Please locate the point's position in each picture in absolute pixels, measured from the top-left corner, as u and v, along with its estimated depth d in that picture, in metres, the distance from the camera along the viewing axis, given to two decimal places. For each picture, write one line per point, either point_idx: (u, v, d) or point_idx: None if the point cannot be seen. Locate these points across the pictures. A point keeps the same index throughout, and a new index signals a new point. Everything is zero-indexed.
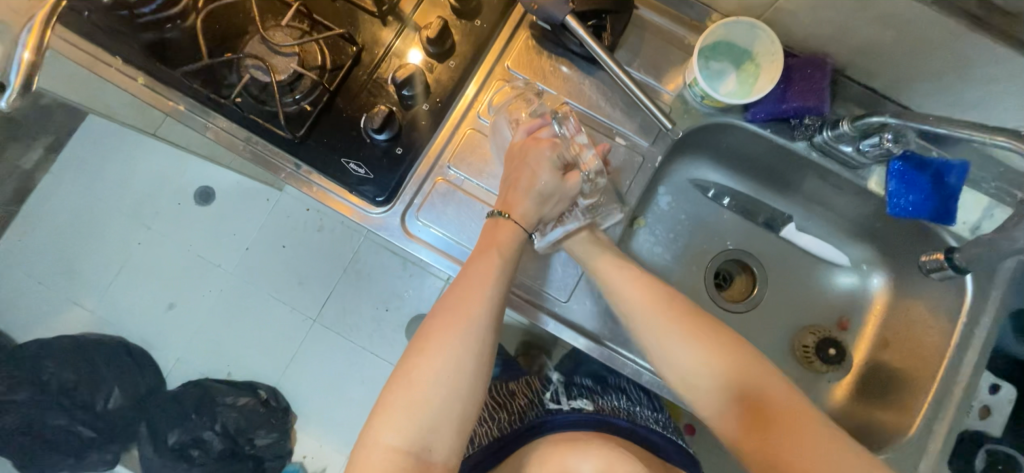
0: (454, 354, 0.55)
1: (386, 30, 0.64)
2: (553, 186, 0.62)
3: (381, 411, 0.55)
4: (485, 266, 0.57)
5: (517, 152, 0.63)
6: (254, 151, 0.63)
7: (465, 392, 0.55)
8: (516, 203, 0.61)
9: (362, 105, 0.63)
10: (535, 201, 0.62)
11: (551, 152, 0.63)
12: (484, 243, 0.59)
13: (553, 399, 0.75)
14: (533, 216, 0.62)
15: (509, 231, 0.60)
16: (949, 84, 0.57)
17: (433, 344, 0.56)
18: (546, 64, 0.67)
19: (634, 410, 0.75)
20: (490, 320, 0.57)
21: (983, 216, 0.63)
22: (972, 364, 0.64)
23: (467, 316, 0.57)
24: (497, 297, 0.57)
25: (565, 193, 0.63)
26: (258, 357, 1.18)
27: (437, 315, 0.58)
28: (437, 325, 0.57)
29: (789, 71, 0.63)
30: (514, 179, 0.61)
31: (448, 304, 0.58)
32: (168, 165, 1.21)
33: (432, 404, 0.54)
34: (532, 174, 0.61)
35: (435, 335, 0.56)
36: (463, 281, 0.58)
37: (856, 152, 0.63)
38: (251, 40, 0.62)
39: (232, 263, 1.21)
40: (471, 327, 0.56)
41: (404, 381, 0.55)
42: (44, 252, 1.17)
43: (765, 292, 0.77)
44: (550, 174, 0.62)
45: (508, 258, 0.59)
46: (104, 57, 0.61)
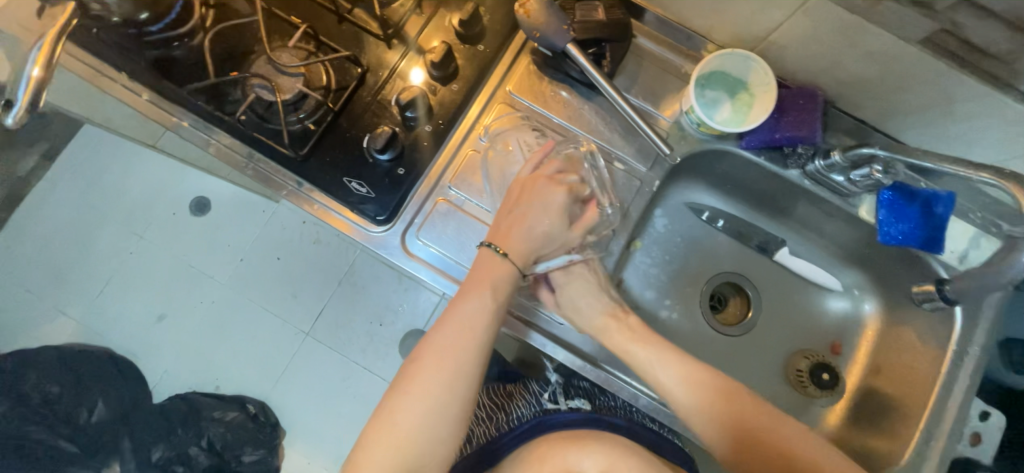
0: (439, 396, 0.54)
1: (391, 52, 0.65)
2: (558, 231, 0.63)
3: (361, 451, 0.54)
4: (475, 307, 0.57)
5: (521, 191, 0.63)
6: (256, 169, 0.64)
7: (447, 433, 0.54)
8: (515, 239, 0.60)
9: (364, 126, 0.63)
10: (537, 238, 0.62)
11: (565, 196, 0.63)
12: (474, 281, 0.58)
13: (550, 398, 0.71)
14: (529, 256, 0.62)
15: (501, 271, 0.59)
16: (935, 118, 0.59)
17: (419, 385, 0.55)
18: (546, 89, 0.69)
19: (631, 410, 0.73)
20: (478, 361, 0.56)
21: (970, 245, 0.65)
22: (962, 391, 0.65)
23: (455, 357, 0.56)
24: (490, 336, 0.57)
25: (566, 238, 0.64)
26: (247, 372, 1.17)
27: (422, 352, 0.56)
28: (423, 365, 0.55)
29: (782, 101, 0.65)
30: (520, 215, 0.61)
31: (435, 342, 0.57)
32: (165, 175, 1.21)
33: (418, 445, 0.53)
34: (540, 213, 0.62)
35: (420, 374, 0.55)
36: (453, 317, 0.57)
37: (847, 181, 0.65)
38: (258, 60, 0.63)
39: (225, 275, 1.20)
40: (458, 371, 0.55)
41: (387, 419, 0.54)
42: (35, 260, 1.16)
43: (759, 315, 0.77)
44: (557, 219, 0.63)
45: (498, 297, 0.58)
46: (110, 72, 0.62)
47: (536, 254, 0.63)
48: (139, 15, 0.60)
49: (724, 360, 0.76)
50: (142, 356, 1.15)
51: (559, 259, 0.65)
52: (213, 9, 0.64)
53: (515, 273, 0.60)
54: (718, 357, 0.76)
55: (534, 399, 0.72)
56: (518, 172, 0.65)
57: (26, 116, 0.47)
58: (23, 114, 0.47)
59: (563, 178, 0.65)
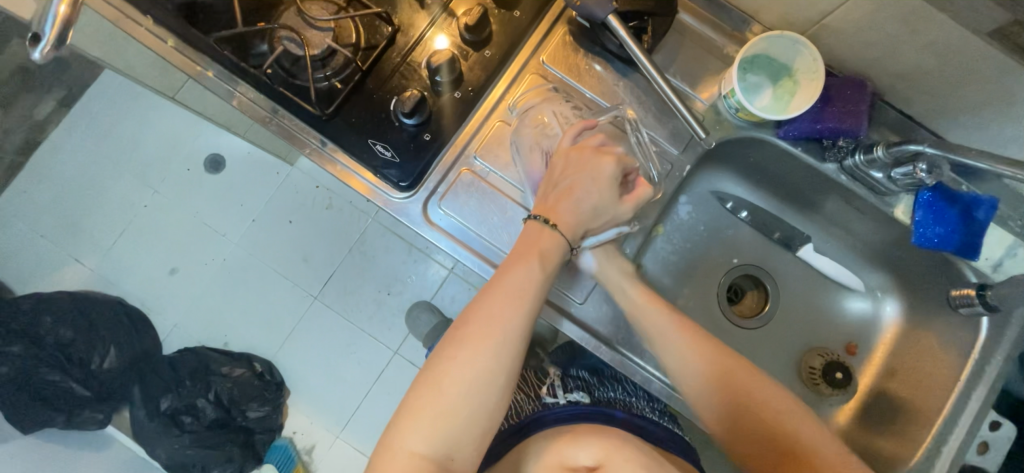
0: (486, 365, 0.53)
1: (424, 13, 0.63)
2: (608, 204, 0.60)
3: (405, 415, 0.52)
4: (523, 277, 0.55)
5: (572, 164, 0.60)
6: (280, 125, 0.62)
7: (493, 402, 0.53)
8: (563, 210, 0.59)
9: (393, 88, 0.62)
10: (585, 213, 0.59)
11: (614, 167, 0.60)
12: (523, 250, 0.57)
13: (549, 392, 0.72)
14: (580, 227, 0.59)
15: (552, 241, 0.57)
16: (989, 118, 0.56)
17: (465, 352, 0.53)
18: (580, 62, 0.66)
19: (631, 401, 0.71)
20: (525, 332, 0.55)
21: (1006, 254, 0.63)
22: (979, 399, 0.64)
23: (501, 326, 0.54)
24: (535, 308, 0.55)
25: (616, 212, 0.60)
26: (256, 331, 1.18)
27: (468, 319, 0.55)
28: (470, 333, 0.54)
29: (829, 91, 0.62)
30: (567, 187, 0.59)
31: (482, 310, 0.55)
32: (182, 129, 1.20)
33: (462, 414, 0.52)
34: (588, 185, 0.59)
35: (466, 342, 0.54)
36: (499, 286, 0.55)
37: (887, 178, 0.63)
38: (287, 12, 0.61)
39: (237, 234, 1.20)
40: (505, 340, 0.54)
41: (431, 386, 0.52)
42: (51, 207, 1.17)
43: (776, 310, 0.76)
44: (607, 190, 0.59)
45: (548, 267, 0.56)
46: (135, 15, 0.60)
47: (587, 227, 0.60)
48: None
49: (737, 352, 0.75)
50: (153, 308, 1.17)
51: (609, 231, 0.62)
52: None
53: (564, 245, 0.58)
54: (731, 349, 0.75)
55: (533, 393, 0.72)
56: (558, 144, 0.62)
57: (54, 53, 0.46)
58: (51, 49, 0.45)
59: (609, 149, 0.61)
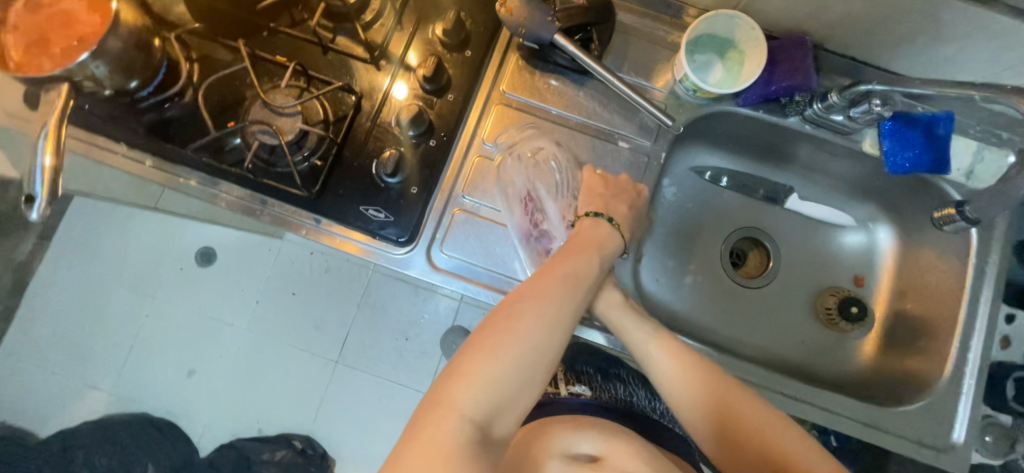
0: (541, 337, 0.51)
1: (382, 74, 0.66)
2: (641, 208, 0.66)
3: (455, 373, 0.48)
4: (581, 266, 0.57)
5: (604, 185, 0.65)
6: (272, 214, 0.64)
7: (543, 372, 0.51)
8: (612, 209, 0.63)
9: (371, 152, 0.64)
10: (631, 214, 0.64)
11: (643, 197, 0.66)
12: (576, 243, 0.60)
13: (550, 385, 0.71)
14: (631, 227, 0.65)
15: (605, 243, 0.61)
16: (924, 44, 0.60)
17: (526, 319, 0.51)
18: (537, 82, 0.69)
19: (634, 399, 0.73)
20: (580, 312, 0.55)
21: (975, 159, 0.67)
22: (986, 298, 0.67)
23: (556, 302, 0.53)
24: (592, 292, 0.57)
25: (645, 213, 0.67)
26: (286, 410, 1.17)
27: (523, 292, 0.53)
28: (527, 303, 0.52)
29: (772, 53, 0.66)
30: (609, 192, 0.64)
31: (538, 285, 0.54)
32: (165, 232, 1.18)
33: (512, 381, 0.49)
34: (623, 192, 0.65)
35: (522, 312, 0.52)
36: (555, 266, 0.56)
37: (847, 119, 0.66)
38: (252, 106, 0.63)
39: (245, 320, 1.19)
40: (560, 317, 0.53)
41: (485, 348, 0.49)
42: (47, 343, 1.13)
43: (779, 265, 0.79)
44: (638, 197, 0.66)
45: (601, 262, 0.59)
46: (108, 145, 0.62)
47: (631, 228, 0.65)
48: (131, 84, 0.59)
49: (754, 313, 0.77)
50: (179, 414, 1.16)
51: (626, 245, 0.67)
52: (196, 62, 0.64)
53: (618, 245, 0.62)
54: (746, 311, 0.77)
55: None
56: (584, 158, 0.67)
57: (49, 208, 0.47)
58: (46, 206, 0.47)
59: (625, 163, 0.69)
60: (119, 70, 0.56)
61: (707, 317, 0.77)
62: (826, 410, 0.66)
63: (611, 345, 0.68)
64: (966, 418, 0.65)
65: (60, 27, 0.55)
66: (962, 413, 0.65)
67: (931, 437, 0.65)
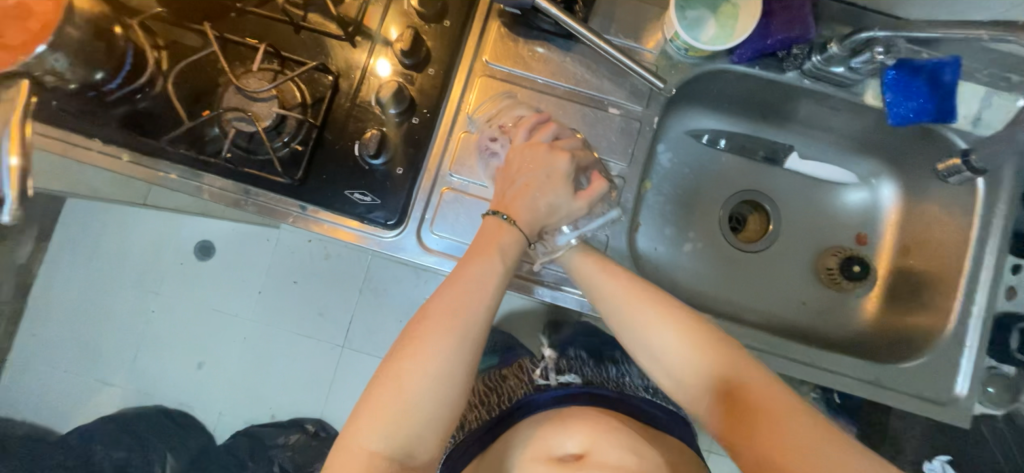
0: (446, 358, 0.50)
1: (358, 51, 0.63)
2: (564, 202, 0.58)
3: (365, 411, 0.49)
4: (483, 272, 0.53)
5: (521, 161, 0.58)
6: (257, 203, 0.63)
7: (457, 394, 0.51)
8: (520, 207, 0.56)
9: (352, 134, 0.62)
10: (541, 209, 0.57)
11: (569, 163, 0.57)
12: (479, 246, 0.55)
13: (541, 375, 0.76)
14: (535, 226, 0.57)
15: (511, 237, 0.55)
16: None
17: (432, 343, 0.50)
18: (521, 50, 0.66)
19: (624, 380, 0.76)
20: (487, 323, 0.53)
21: (982, 106, 0.64)
22: (993, 249, 0.66)
23: (462, 315, 0.52)
24: (496, 303, 0.54)
25: (569, 208, 0.58)
26: (296, 396, 1.18)
27: (429, 314, 0.52)
28: (428, 327, 0.51)
29: (768, 4, 0.63)
30: (523, 186, 0.57)
31: (441, 304, 0.52)
32: (159, 227, 1.17)
33: (421, 410, 0.49)
34: (542, 185, 0.57)
35: (427, 335, 0.51)
36: (456, 278, 0.53)
37: (848, 71, 0.63)
38: (226, 92, 0.60)
39: (248, 310, 1.19)
40: (464, 332, 0.51)
41: (392, 381, 0.49)
42: (56, 342, 1.15)
43: (779, 227, 0.77)
44: (562, 189, 0.57)
45: (508, 264, 0.55)
46: (83, 142, 0.61)
47: (543, 225, 0.58)
48: (97, 75, 0.56)
49: (755, 277, 0.76)
50: (193, 405, 1.17)
51: (597, 220, 0.62)
52: (165, 49, 0.61)
53: (522, 239, 0.56)
54: (746, 276, 0.76)
55: (526, 377, 0.77)
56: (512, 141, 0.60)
57: (20, 210, 0.46)
58: (18, 208, 0.46)
59: (562, 144, 0.59)
60: (81, 61, 0.53)
61: (707, 284, 0.76)
62: (828, 370, 0.65)
63: None
64: (969, 372, 0.64)
65: None
66: (966, 367, 0.65)
67: (934, 393, 0.65)
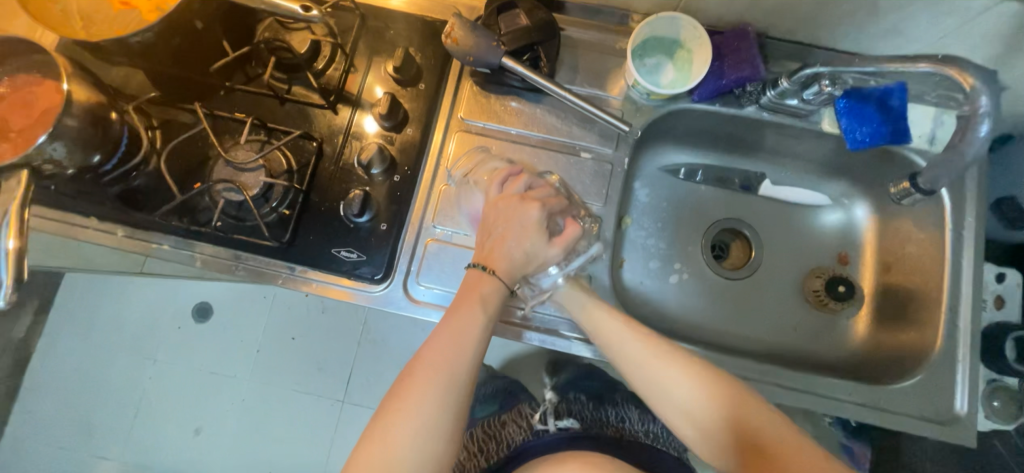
0: (431, 413, 0.50)
1: (340, 117, 0.67)
2: (540, 248, 0.59)
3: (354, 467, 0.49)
4: (466, 322, 0.54)
5: (498, 214, 0.60)
6: (247, 267, 0.65)
7: (446, 446, 0.50)
8: (498, 256, 0.58)
9: (337, 194, 0.64)
10: (518, 258, 0.58)
11: (540, 211, 0.59)
12: (462, 296, 0.57)
13: (539, 419, 0.75)
14: (514, 274, 0.58)
15: (491, 287, 0.57)
16: (863, 21, 0.62)
17: (418, 395, 0.51)
18: (494, 105, 0.70)
19: (624, 424, 0.75)
20: (474, 371, 0.53)
21: (935, 126, 0.68)
22: (970, 260, 0.67)
23: (447, 366, 0.52)
24: (482, 351, 0.55)
25: (544, 255, 0.59)
26: (298, 457, 1.15)
27: (416, 364, 0.53)
28: (414, 381, 0.51)
29: (718, 48, 0.67)
30: (499, 236, 0.58)
31: (426, 357, 0.53)
32: (157, 293, 1.18)
33: (409, 464, 0.49)
34: (518, 234, 0.58)
35: (414, 387, 0.51)
36: (442, 328, 0.54)
37: (802, 102, 0.67)
38: (216, 164, 0.64)
39: (246, 371, 1.18)
40: (449, 383, 0.51)
41: (380, 436, 0.49)
42: (50, 418, 1.13)
43: (762, 253, 0.79)
44: (537, 236, 0.59)
45: (490, 313, 0.56)
46: (80, 220, 0.64)
47: (522, 273, 0.59)
48: (93, 159, 0.59)
49: (743, 304, 0.77)
50: None
51: (577, 259, 0.63)
52: (158, 128, 0.65)
53: (503, 288, 0.57)
54: (732, 303, 0.77)
55: (524, 423, 0.76)
56: (487, 194, 0.62)
57: (15, 291, 0.48)
58: (12, 289, 0.48)
59: (534, 194, 0.61)
60: (80, 148, 0.57)
61: (696, 316, 0.76)
62: (824, 395, 0.64)
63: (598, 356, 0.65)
64: (965, 386, 0.64)
65: (19, 113, 0.56)
66: (962, 381, 0.64)
67: (934, 412, 0.64)
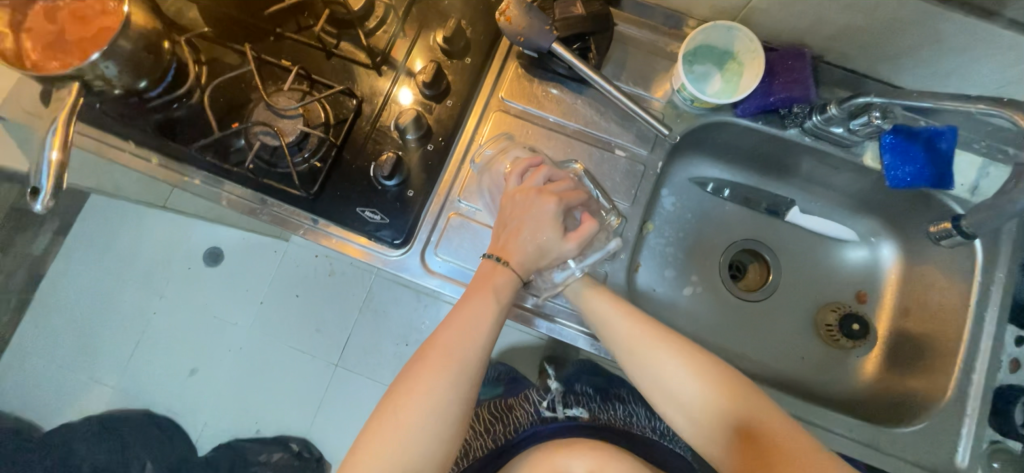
0: (443, 392, 0.52)
1: (383, 79, 0.67)
2: (554, 243, 0.59)
3: (365, 441, 0.51)
4: (480, 310, 0.55)
5: (516, 205, 0.60)
6: (271, 213, 0.66)
7: (455, 426, 0.52)
8: (512, 249, 0.58)
9: (369, 155, 0.65)
10: (532, 252, 0.59)
11: (556, 206, 0.59)
12: (477, 283, 0.57)
13: (548, 406, 0.77)
14: (528, 267, 0.59)
15: (504, 277, 0.57)
16: (925, 57, 0.60)
17: (431, 375, 0.52)
18: (536, 89, 0.70)
19: (632, 420, 0.78)
20: (485, 356, 0.55)
21: (979, 176, 0.67)
22: (993, 317, 0.66)
23: (460, 349, 0.53)
24: (494, 338, 0.56)
25: (558, 250, 0.59)
26: (286, 412, 1.17)
27: (431, 345, 0.54)
28: (428, 361, 0.53)
29: (771, 65, 0.66)
30: (514, 228, 0.59)
31: (441, 339, 0.54)
32: (170, 230, 1.19)
33: (419, 440, 0.50)
34: (532, 227, 0.59)
35: (428, 367, 0.53)
36: (457, 313, 0.55)
37: (847, 131, 0.65)
38: (256, 107, 0.64)
39: (247, 320, 1.20)
40: (462, 366, 0.53)
41: (393, 412, 0.51)
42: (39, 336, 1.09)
43: (779, 278, 0.78)
44: (551, 231, 0.59)
45: (505, 304, 0.57)
46: (117, 142, 0.65)
47: (536, 266, 0.60)
48: (140, 84, 0.60)
49: (753, 326, 0.76)
50: (180, 413, 1.15)
51: (595, 255, 0.63)
52: (205, 65, 0.66)
53: (516, 280, 0.58)
54: (744, 324, 0.76)
55: (532, 408, 0.78)
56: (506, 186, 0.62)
57: (53, 200, 0.49)
58: (50, 198, 0.49)
59: (552, 188, 0.61)
60: (130, 70, 0.58)
61: (705, 332, 0.76)
62: (823, 427, 0.64)
63: (602, 353, 0.66)
64: (969, 441, 0.63)
65: (75, 27, 0.57)
66: (966, 436, 0.64)
67: (934, 462, 0.63)
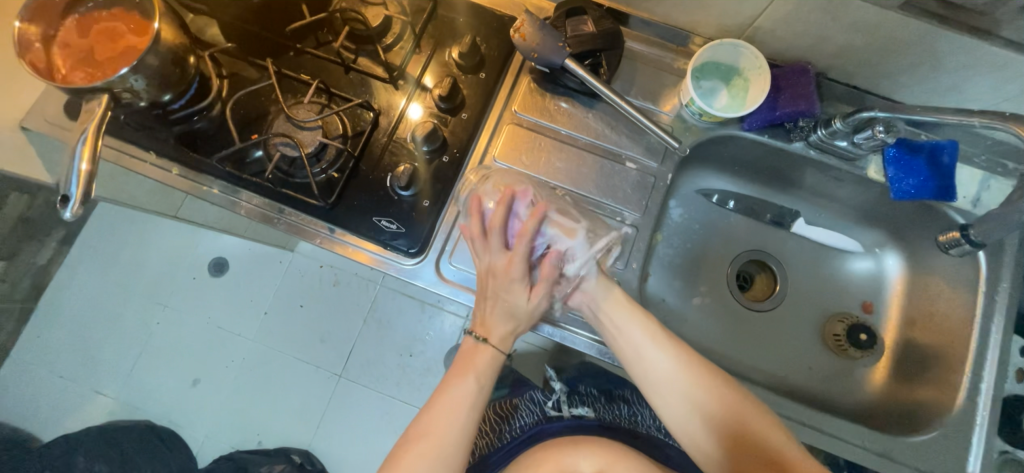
0: (447, 445, 0.56)
1: (399, 93, 0.69)
2: (523, 305, 0.59)
3: None
4: (460, 393, 0.58)
5: (482, 277, 0.60)
6: (288, 222, 0.67)
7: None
8: (489, 327, 0.60)
9: (385, 166, 0.66)
10: (508, 322, 0.60)
11: (511, 267, 0.58)
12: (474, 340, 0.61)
13: (553, 405, 0.77)
14: (511, 335, 0.61)
15: (483, 353, 0.60)
16: (926, 75, 0.62)
17: (436, 429, 0.57)
18: (548, 104, 0.72)
19: (637, 419, 0.79)
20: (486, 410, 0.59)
21: (981, 188, 0.68)
22: (999, 327, 0.67)
23: (463, 403, 0.58)
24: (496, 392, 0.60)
25: (531, 308, 0.60)
26: (289, 425, 1.16)
27: (436, 398, 0.59)
28: (433, 415, 0.58)
29: (777, 81, 0.68)
30: (485, 305, 0.60)
31: (445, 393, 0.59)
32: (179, 240, 1.20)
33: None
34: (499, 296, 0.59)
35: (433, 420, 0.57)
36: (460, 369, 0.60)
37: (852, 145, 0.67)
38: (276, 120, 0.66)
39: (252, 331, 1.20)
40: (464, 420, 0.57)
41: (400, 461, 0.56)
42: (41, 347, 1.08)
43: (787, 289, 0.79)
44: (516, 293, 0.59)
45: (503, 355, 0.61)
46: (138, 153, 0.66)
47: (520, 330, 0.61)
48: (164, 97, 0.62)
49: (762, 336, 0.77)
50: (181, 424, 1.14)
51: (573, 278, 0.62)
52: (227, 78, 0.68)
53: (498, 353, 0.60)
54: (752, 334, 0.77)
55: (536, 406, 0.78)
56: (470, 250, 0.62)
57: (82, 208, 0.51)
58: (79, 206, 0.50)
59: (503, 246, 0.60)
60: (156, 83, 0.59)
61: (715, 342, 0.76)
62: (834, 436, 0.64)
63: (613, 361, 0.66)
64: (981, 451, 0.63)
65: (104, 42, 0.59)
66: (977, 445, 0.64)
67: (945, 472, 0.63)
